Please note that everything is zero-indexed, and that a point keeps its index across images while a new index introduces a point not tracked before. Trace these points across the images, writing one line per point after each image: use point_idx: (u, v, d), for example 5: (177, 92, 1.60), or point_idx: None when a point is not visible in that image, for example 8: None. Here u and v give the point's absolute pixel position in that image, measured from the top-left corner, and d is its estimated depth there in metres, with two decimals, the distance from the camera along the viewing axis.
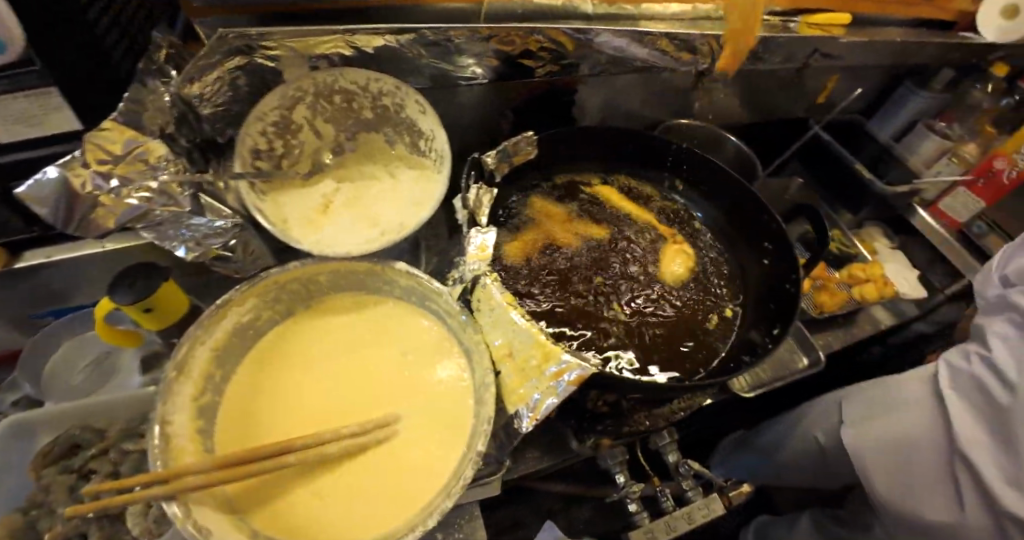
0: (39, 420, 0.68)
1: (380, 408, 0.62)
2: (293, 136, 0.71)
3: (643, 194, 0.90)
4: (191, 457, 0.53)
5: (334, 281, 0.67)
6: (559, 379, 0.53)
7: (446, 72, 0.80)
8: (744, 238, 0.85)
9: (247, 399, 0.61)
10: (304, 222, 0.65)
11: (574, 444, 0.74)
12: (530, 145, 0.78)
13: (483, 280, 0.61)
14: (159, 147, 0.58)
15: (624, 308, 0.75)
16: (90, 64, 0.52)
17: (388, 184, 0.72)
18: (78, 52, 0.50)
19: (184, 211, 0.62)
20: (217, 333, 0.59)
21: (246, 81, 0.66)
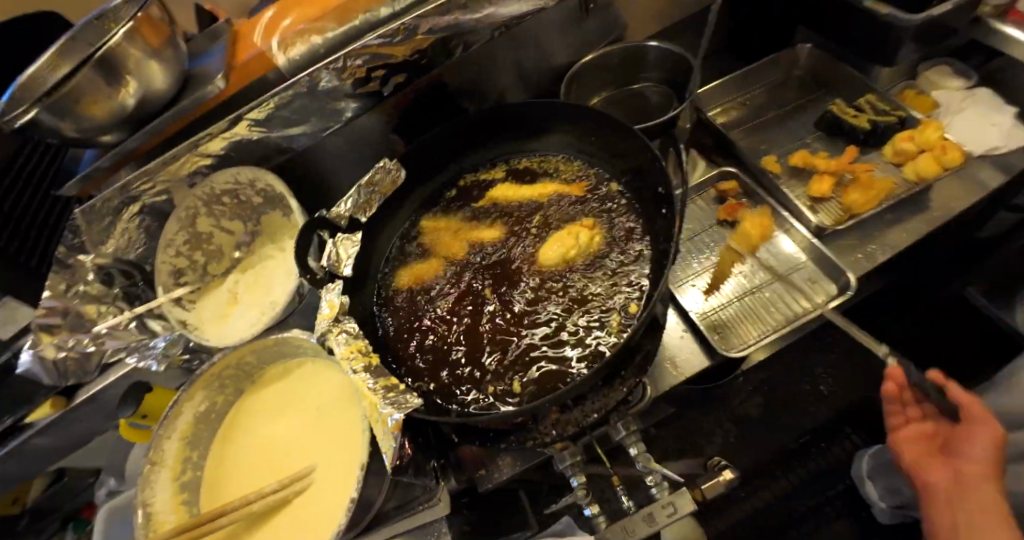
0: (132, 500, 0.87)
1: (304, 460, 0.71)
2: (208, 244, 0.84)
3: (538, 171, 0.81)
4: (174, 524, 0.69)
5: (261, 357, 0.78)
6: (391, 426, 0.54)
7: (309, 132, 0.83)
8: (644, 179, 0.70)
9: (219, 469, 0.76)
10: (215, 320, 0.77)
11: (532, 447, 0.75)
12: (393, 169, 0.76)
13: (328, 337, 0.63)
14: (94, 305, 0.74)
15: (512, 314, 0.70)
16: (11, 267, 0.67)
17: (280, 260, 0.79)
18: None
19: (141, 338, 0.77)
20: (180, 426, 0.73)
21: (150, 219, 0.79)
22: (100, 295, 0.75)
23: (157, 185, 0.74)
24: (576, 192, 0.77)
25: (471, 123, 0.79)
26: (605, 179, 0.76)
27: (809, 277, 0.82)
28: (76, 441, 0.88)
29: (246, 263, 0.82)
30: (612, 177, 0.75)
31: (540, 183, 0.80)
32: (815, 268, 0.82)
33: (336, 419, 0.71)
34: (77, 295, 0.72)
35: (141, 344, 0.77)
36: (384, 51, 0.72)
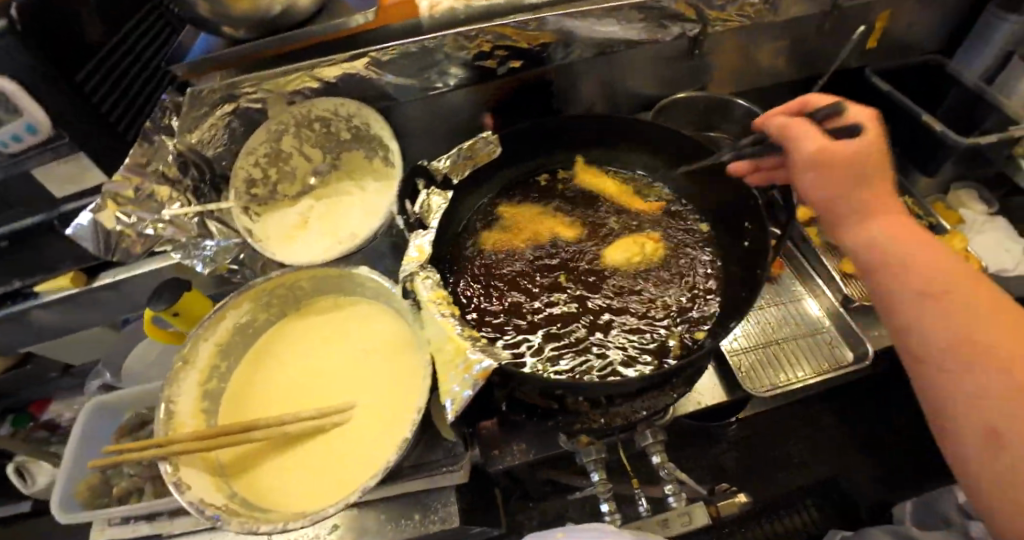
0: (119, 401, 0.83)
1: (342, 398, 0.70)
2: (285, 164, 0.83)
3: (627, 184, 0.84)
4: (191, 429, 0.66)
5: (315, 286, 0.77)
6: (468, 374, 0.56)
7: (415, 85, 0.84)
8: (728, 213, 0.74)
9: (244, 386, 0.73)
10: (282, 236, 0.76)
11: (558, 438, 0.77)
12: (491, 144, 0.79)
13: (413, 278, 0.64)
14: (165, 188, 0.71)
15: (583, 306, 0.71)
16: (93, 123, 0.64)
17: (358, 197, 0.79)
18: (80, 111, 0.62)
19: (196, 235, 0.75)
20: (219, 331, 0.72)
21: (239, 123, 0.79)
22: (173, 181, 0.73)
23: (258, 92, 0.75)
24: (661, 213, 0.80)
25: (574, 121, 0.82)
26: (688, 208, 0.80)
27: (830, 341, 0.89)
28: (87, 320, 0.87)
29: (318, 192, 0.82)
30: (694, 208, 0.79)
31: (628, 194, 0.82)
32: (837, 335, 0.90)
33: (382, 367, 0.71)
34: (156, 174, 0.70)
35: (193, 243, 0.76)
36: (515, 33, 0.77)
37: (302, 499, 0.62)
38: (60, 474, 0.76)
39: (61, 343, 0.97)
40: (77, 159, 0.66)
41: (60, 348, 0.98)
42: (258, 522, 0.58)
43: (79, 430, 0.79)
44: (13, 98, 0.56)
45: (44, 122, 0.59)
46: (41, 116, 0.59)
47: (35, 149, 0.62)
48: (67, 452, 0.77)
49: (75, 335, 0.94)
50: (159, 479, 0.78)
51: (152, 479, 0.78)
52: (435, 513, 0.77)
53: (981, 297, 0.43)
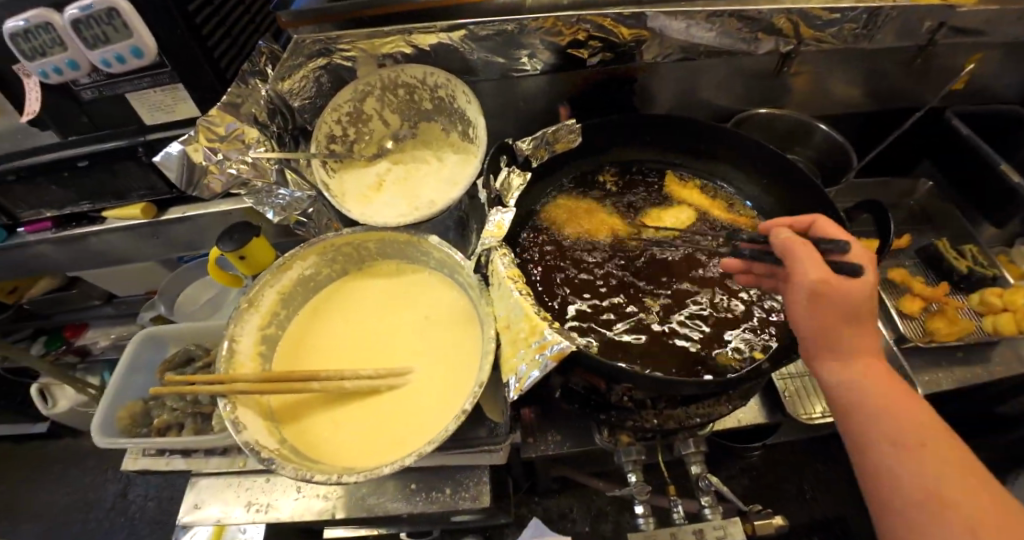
0: (166, 336, 0.84)
1: (398, 361, 0.70)
2: (364, 125, 0.83)
3: (708, 191, 0.83)
4: (248, 371, 0.66)
5: (381, 249, 0.77)
6: (542, 354, 0.55)
7: (501, 65, 0.84)
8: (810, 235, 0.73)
9: (301, 336, 0.74)
10: (358, 196, 0.77)
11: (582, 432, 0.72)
12: (573, 132, 0.78)
13: (493, 254, 0.65)
14: (253, 131, 0.72)
15: (645, 304, 0.70)
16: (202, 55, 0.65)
17: (434, 166, 0.81)
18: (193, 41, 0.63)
19: (272, 182, 0.76)
20: (283, 280, 0.72)
21: (328, 79, 0.80)
22: (261, 126, 0.73)
23: (353, 49, 0.75)
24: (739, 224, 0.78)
25: (662, 123, 0.81)
26: (767, 225, 0.78)
27: None
28: (139, 255, 0.88)
29: (394, 157, 0.84)
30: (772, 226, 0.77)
31: (707, 200, 0.81)
32: None
33: (442, 337, 0.71)
34: (248, 116, 0.70)
35: (267, 190, 0.77)
36: (611, 25, 0.77)
37: (350, 455, 0.62)
38: (104, 398, 0.77)
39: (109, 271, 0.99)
40: (175, 90, 0.66)
41: (109, 273, 1.02)
42: (310, 471, 0.57)
43: (127, 359, 0.81)
44: (119, 15, 0.55)
45: (151, 50, 0.59)
46: (147, 40, 0.58)
47: (135, 74, 0.62)
48: (114, 378, 0.79)
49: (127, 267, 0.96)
50: (199, 417, 0.78)
51: (192, 416, 0.78)
52: (466, 491, 0.77)
53: (955, 459, 0.45)
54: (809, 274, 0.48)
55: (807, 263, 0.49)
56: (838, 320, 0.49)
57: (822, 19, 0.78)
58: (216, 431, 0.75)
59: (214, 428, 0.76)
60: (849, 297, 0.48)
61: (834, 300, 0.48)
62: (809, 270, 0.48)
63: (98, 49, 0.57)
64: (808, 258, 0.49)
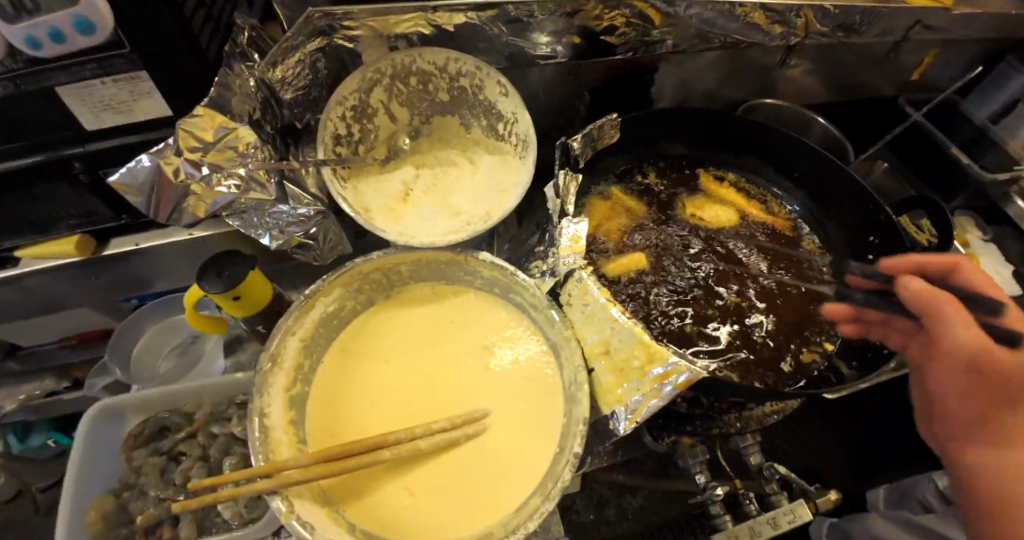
0: (128, 404, 0.64)
1: (466, 404, 0.60)
2: (370, 121, 0.69)
3: (742, 187, 0.83)
4: (287, 448, 0.52)
5: (415, 271, 0.65)
6: (664, 382, 0.50)
7: (524, 50, 0.75)
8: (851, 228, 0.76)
9: (335, 390, 0.60)
10: (386, 210, 0.64)
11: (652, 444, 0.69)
12: (615, 128, 0.72)
13: (579, 274, 0.58)
14: (248, 134, 0.54)
15: (714, 309, 0.69)
16: None
17: (467, 170, 0.69)
18: None
19: (270, 199, 0.59)
20: (306, 324, 0.58)
21: (325, 64, 0.64)
22: (255, 127, 0.56)
23: (359, 27, 0.61)
24: (780, 224, 0.79)
25: (699, 118, 0.78)
26: (804, 222, 0.80)
27: None
28: (67, 303, 0.66)
29: (414, 161, 0.70)
30: (811, 225, 0.79)
31: (747, 200, 0.81)
32: None
33: (513, 369, 0.62)
34: (240, 116, 0.53)
35: (264, 207, 0.60)
36: (649, 12, 0.71)
37: (441, 528, 0.52)
38: (60, 504, 0.57)
39: (18, 324, 0.73)
40: (135, 80, 0.47)
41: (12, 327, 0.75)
42: None
43: (82, 445, 0.60)
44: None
45: (106, 22, 0.40)
46: (101, 9, 0.39)
47: (80, 59, 0.43)
48: (68, 474, 0.59)
49: (46, 317, 0.71)
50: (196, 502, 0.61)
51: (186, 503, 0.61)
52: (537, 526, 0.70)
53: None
54: (961, 341, 0.49)
55: (960, 331, 0.49)
56: (985, 387, 0.50)
57: (832, 13, 0.80)
58: (228, 519, 0.59)
59: (223, 515, 0.59)
60: (1013, 373, 0.48)
61: (998, 369, 0.49)
62: (965, 342, 0.49)
63: (25, 22, 0.38)
64: (963, 327, 0.49)
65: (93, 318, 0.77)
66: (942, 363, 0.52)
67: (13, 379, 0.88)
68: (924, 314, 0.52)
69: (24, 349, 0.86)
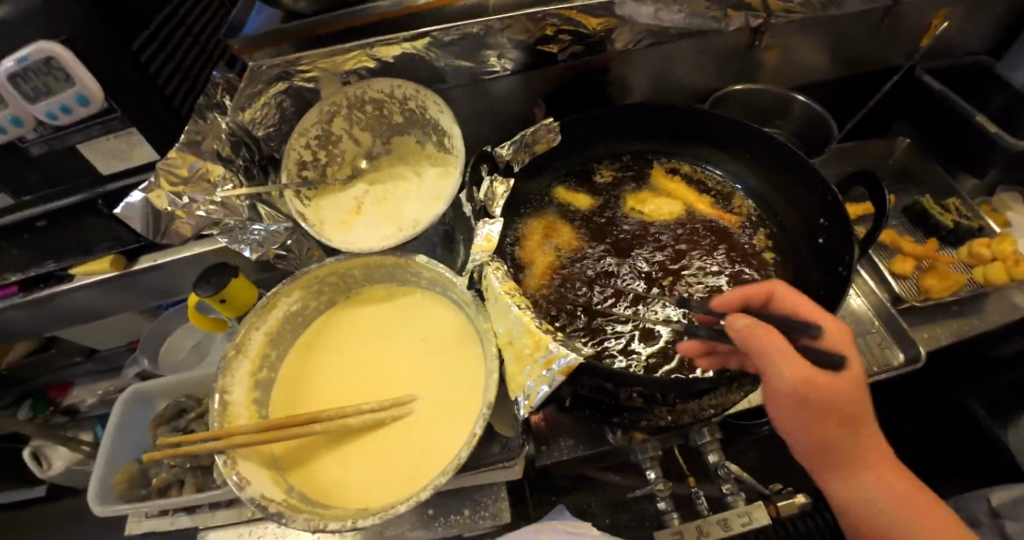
0: (153, 391, 0.80)
1: (402, 389, 0.67)
2: (335, 147, 0.80)
3: (697, 182, 0.83)
4: (244, 420, 0.63)
5: (368, 274, 0.74)
6: (549, 368, 0.53)
7: (469, 69, 0.82)
8: (800, 218, 0.74)
9: (296, 375, 0.70)
10: (338, 223, 0.74)
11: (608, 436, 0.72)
12: (552, 132, 0.76)
13: (484, 269, 0.62)
14: (217, 167, 0.68)
15: (644, 297, 0.70)
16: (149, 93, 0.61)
17: (415, 183, 0.77)
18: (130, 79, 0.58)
19: (244, 218, 0.72)
20: (270, 320, 0.69)
21: (291, 103, 0.76)
22: (225, 162, 0.70)
23: (313, 70, 0.71)
24: (732, 219, 0.79)
25: (647, 118, 0.81)
26: (760, 217, 0.78)
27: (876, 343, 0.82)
28: (114, 309, 0.85)
29: (369, 179, 0.80)
30: (766, 216, 0.78)
31: (699, 197, 0.81)
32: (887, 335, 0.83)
33: (443, 361, 0.68)
34: (209, 153, 0.66)
35: (240, 227, 0.73)
36: (577, 17, 0.75)
37: (362, 494, 0.59)
38: (95, 465, 0.74)
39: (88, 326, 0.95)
40: (129, 135, 0.61)
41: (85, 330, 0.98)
42: (324, 518, 0.55)
43: (117, 421, 0.78)
44: (58, 63, 0.51)
45: (97, 94, 0.54)
46: (93, 86, 0.53)
47: (84, 122, 0.58)
48: (105, 443, 0.76)
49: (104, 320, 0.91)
50: (197, 468, 0.75)
51: (190, 469, 0.75)
52: (485, 510, 0.75)
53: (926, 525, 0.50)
54: (783, 384, 0.43)
55: (780, 367, 0.43)
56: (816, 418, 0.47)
57: None
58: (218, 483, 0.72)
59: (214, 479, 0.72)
60: (834, 402, 0.45)
61: (820, 399, 0.44)
62: (787, 378, 0.43)
63: (41, 100, 0.53)
64: (784, 363, 0.43)
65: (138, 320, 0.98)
66: (772, 393, 0.46)
67: (95, 379, 1.16)
68: (746, 348, 0.45)
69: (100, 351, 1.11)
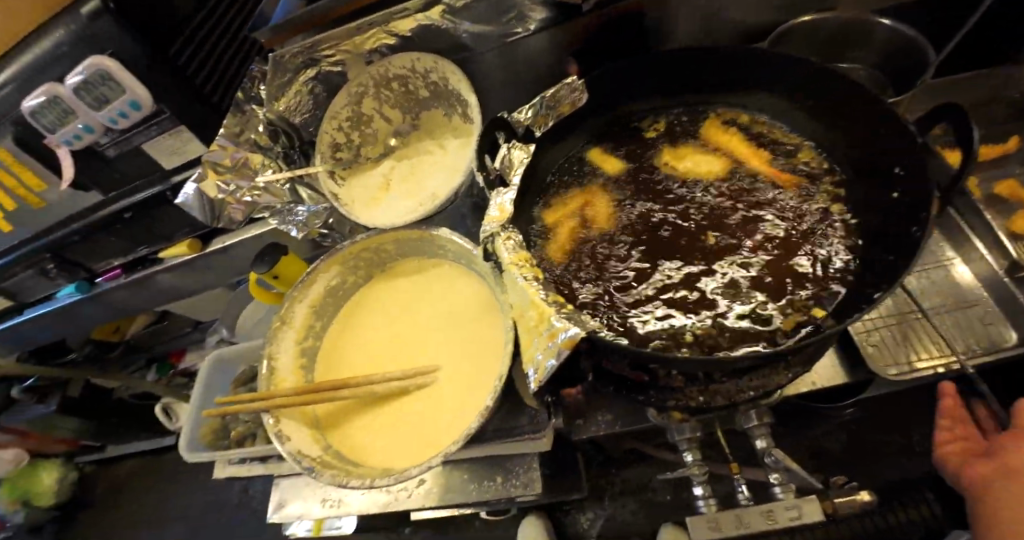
0: (231, 357, 0.92)
1: (428, 359, 0.69)
2: (367, 126, 0.83)
3: (750, 133, 0.74)
4: (290, 384, 0.70)
5: (399, 249, 0.76)
6: (554, 341, 0.50)
7: (489, 34, 0.79)
8: (873, 171, 0.62)
9: (338, 343, 0.76)
10: (367, 200, 0.77)
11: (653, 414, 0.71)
12: (577, 90, 0.70)
13: (495, 238, 0.60)
14: (257, 155, 0.75)
15: (675, 262, 0.63)
16: (191, 93, 0.68)
17: (439, 156, 0.78)
18: (172, 82, 0.64)
19: (288, 201, 0.79)
20: (312, 293, 0.74)
21: (322, 88, 0.79)
22: (263, 150, 0.76)
23: (337, 53, 0.74)
24: (789, 178, 0.68)
25: (692, 66, 0.72)
26: (826, 171, 0.67)
27: (988, 319, 0.72)
28: (200, 285, 0.99)
29: (397, 156, 0.82)
30: (833, 171, 0.67)
31: (755, 152, 0.72)
32: (1001, 309, 0.72)
33: (463, 333, 0.69)
34: (248, 143, 0.73)
35: (286, 209, 0.79)
36: None
37: (387, 457, 0.63)
38: (187, 417, 0.88)
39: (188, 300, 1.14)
40: (180, 132, 0.71)
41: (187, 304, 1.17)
42: (349, 475, 0.59)
43: (203, 382, 0.90)
44: (112, 75, 0.59)
45: (147, 99, 0.63)
46: (142, 93, 0.62)
47: (143, 125, 0.68)
48: (194, 399, 0.89)
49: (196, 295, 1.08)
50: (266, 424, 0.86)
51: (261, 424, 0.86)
52: (516, 478, 0.76)
53: None
54: None
55: None
56: None
57: None
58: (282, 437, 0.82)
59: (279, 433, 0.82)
60: None
61: None
62: None
63: (103, 109, 0.62)
64: None
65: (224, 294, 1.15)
66: None
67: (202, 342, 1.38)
68: None
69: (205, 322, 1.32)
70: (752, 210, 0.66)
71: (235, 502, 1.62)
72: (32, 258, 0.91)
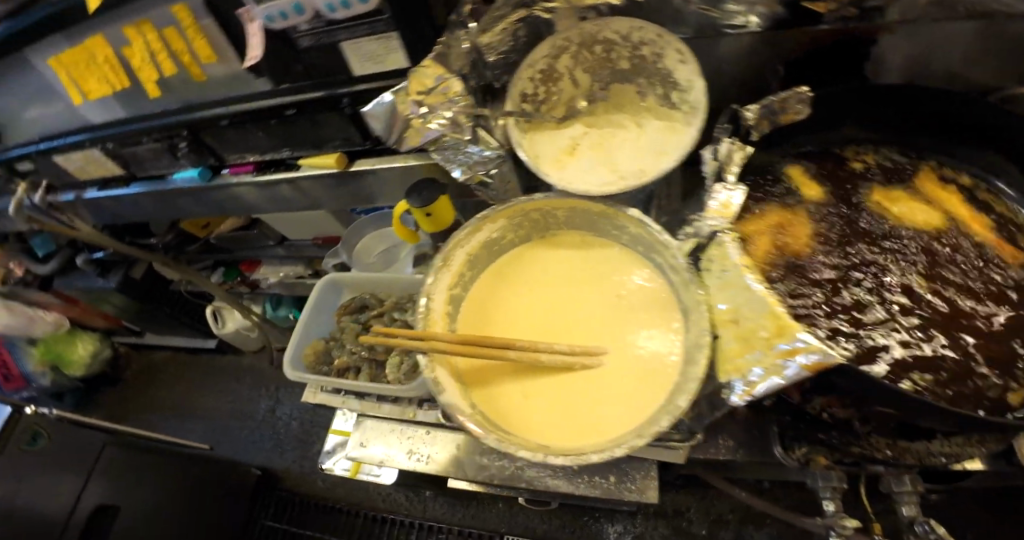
0: (344, 282, 0.90)
1: (589, 339, 0.66)
2: (554, 84, 0.78)
3: (967, 192, 0.70)
4: (439, 328, 0.66)
5: (570, 218, 0.72)
6: (791, 360, 0.45)
7: (712, 20, 0.74)
8: None
9: (483, 298, 0.71)
10: (553, 160, 0.73)
11: (780, 449, 0.69)
12: (805, 104, 0.66)
13: (720, 236, 0.57)
14: (457, 85, 0.68)
15: (889, 305, 0.58)
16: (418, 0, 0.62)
17: (634, 133, 0.74)
18: None
19: (465, 139, 0.73)
20: (473, 241, 0.70)
21: (524, 32, 0.74)
22: (460, 79, 0.70)
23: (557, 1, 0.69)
24: (1017, 249, 0.64)
25: (932, 114, 0.68)
26: None
27: None
28: (324, 202, 0.96)
29: (585, 122, 0.78)
30: None
31: (975, 214, 0.67)
32: None
33: (633, 323, 0.64)
34: (453, 68, 0.67)
35: (460, 145, 0.74)
36: None
37: (541, 430, 0.59)
38: (293, 334, 0.85)
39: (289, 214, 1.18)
40: (388, 39, 0.66)
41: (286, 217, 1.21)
42: (511, 442, 0.55)
43: (312, 301, 0.88)
44: None
45: None
46: None
47: (354, 22, 0.64)
48: (301, 317, 0.86)
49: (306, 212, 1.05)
50: (373, 363, 0.83)
51: (367, 361, 0.83)
52: (629, 483, 0.72)
53: None
54: None
55: None
56: None
57: None
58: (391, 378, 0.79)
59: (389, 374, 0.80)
60: None
61: None
62: None
63: None
64: None
65: (327, 220, 1.16)
66: None
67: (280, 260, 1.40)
68: None
69: (288, 240, 1.34)
70: (972, 272, 0.62)
71: (262, 418, 1.68)
72: (169, 130, 0.89)
